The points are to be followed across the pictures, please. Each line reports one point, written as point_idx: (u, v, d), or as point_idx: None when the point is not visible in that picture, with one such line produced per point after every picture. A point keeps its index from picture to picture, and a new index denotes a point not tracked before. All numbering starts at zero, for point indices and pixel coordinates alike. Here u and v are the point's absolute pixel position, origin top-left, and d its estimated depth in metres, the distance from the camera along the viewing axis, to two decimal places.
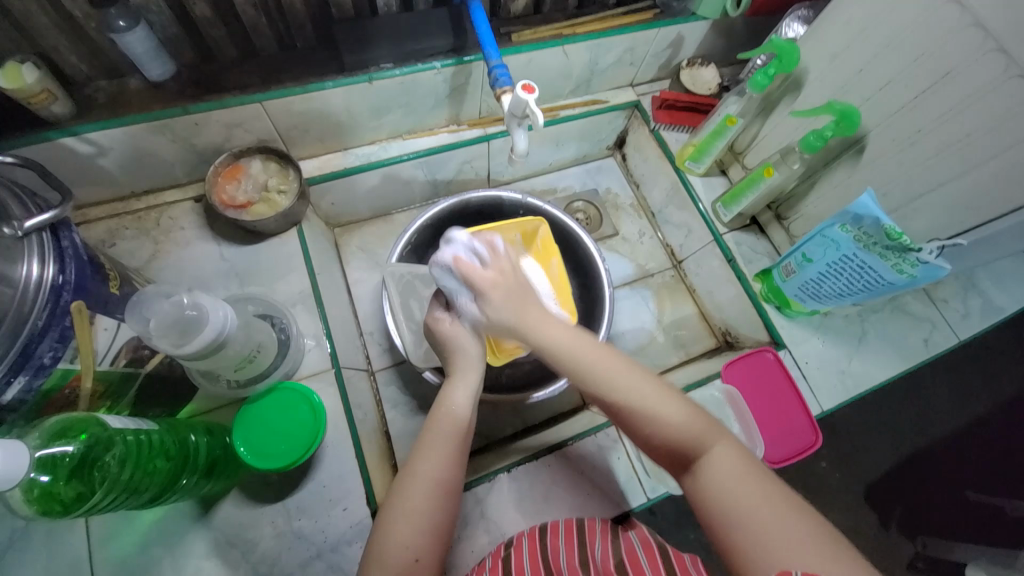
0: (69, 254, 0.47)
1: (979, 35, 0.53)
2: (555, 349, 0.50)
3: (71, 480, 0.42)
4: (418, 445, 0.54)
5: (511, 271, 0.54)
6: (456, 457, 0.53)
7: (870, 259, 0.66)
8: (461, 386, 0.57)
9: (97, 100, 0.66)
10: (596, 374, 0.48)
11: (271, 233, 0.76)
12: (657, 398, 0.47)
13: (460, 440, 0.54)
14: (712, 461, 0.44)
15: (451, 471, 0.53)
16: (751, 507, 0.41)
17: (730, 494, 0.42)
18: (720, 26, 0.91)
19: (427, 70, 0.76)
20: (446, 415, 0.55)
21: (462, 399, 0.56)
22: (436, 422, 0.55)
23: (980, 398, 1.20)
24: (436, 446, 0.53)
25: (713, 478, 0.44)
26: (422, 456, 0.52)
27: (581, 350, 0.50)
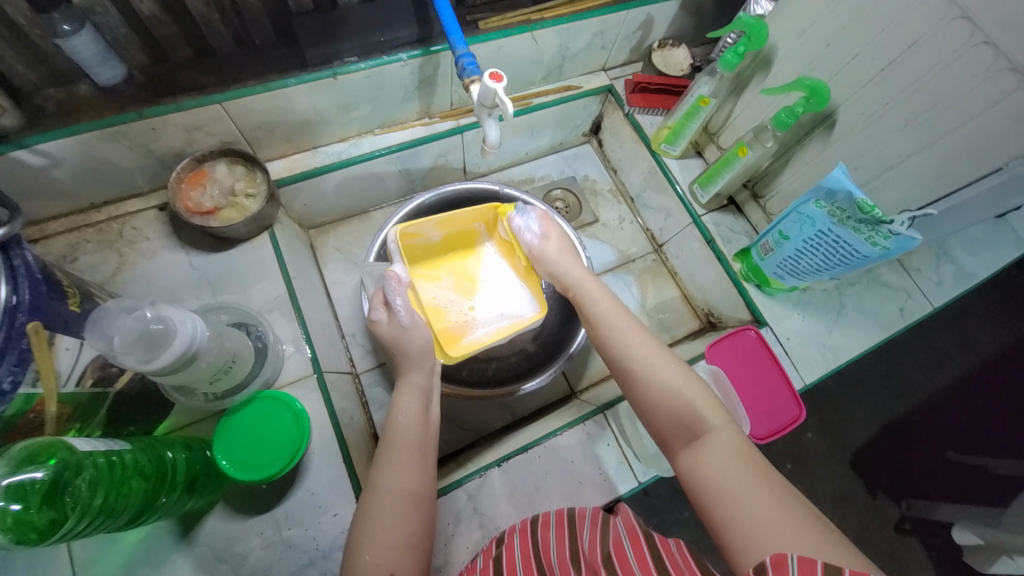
0: (22, 272, 0.44)
1: (942, 4, 0.53)
2: (601, 316, 0.64)
3: (44, 507, 0.40)
4: (380, 459, 0.55)
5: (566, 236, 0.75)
6: (417, 465, 0.55)
7: (845, 233, 0.66)
8: (409, 396, 0.61)
9: (45, 109, 0.63)
10: (630, 344, 0.59)
11: (242, 238, 0.74)
12: (678, 377, 0.55)
13: (417, 446, 0.57)
14: (714, 441, 0.49)
15: (416, 477, 0.54)
16: (740, 487, 0.45)
17: (724, 471, 0.46)
18: (688, 5, 0.90)
19: (393, 62, 0.74)
20: (399, 426, 0.58)
21: (411, 408, 0.60)
22: (392, 436, 0.57)
23: (956, 361, 1.24)
24: (397, 457, 0.55)
25: (711, 456, 0.48)
26: (384, 471, 0.53)
27: (623, 327, 0.61)
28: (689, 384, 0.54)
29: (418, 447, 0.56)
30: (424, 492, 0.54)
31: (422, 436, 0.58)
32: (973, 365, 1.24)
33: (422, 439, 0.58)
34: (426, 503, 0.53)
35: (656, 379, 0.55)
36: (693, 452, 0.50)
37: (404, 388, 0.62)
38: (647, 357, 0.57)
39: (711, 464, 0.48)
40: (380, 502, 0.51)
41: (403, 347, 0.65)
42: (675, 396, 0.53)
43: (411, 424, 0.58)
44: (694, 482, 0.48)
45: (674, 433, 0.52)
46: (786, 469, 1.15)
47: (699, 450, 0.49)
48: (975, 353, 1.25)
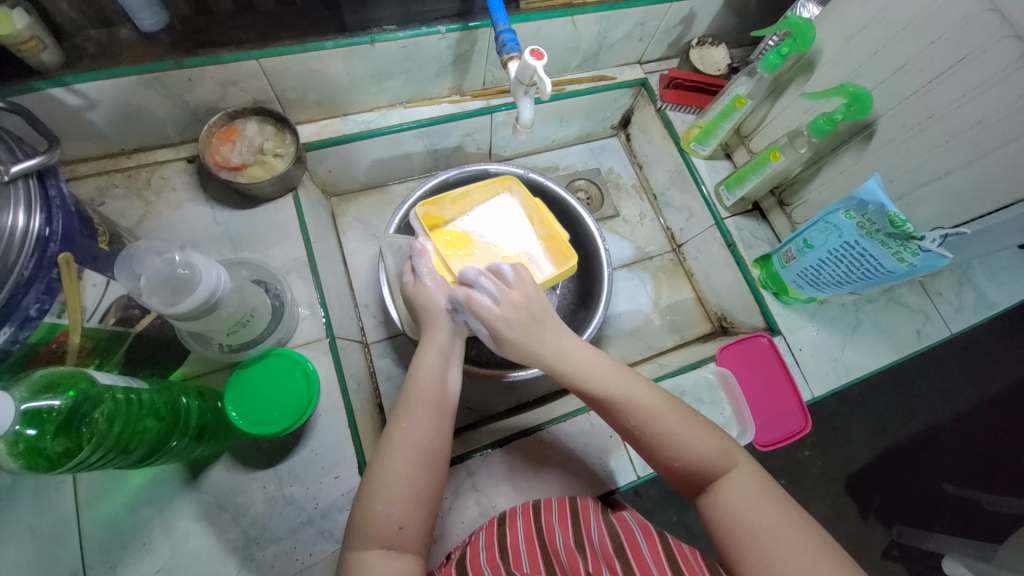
0: (56, 203, 0.45)
1: (997, 19, 0.52)
2: (591, 376, 0.55)
3: (59, 435, 0.41)
4: (398, 413, 0.55)
5: (522, 299, 0.59)
6: (434, 425, 0.54)
7: (871, 247, 0.66)
8: (432, 351, 0.60)
9: (86, 50, 0.63)
10: (633, 404, 0.53)
11: (266, 198, 0.75)
12: (689, 429, 0.52)
13: (436, 406, 0.56)
14: (730, 484, 0.50)
15: (431, 437, 0.54)
16: (760, 526, 0.47)
17: (744, 515, 0.48)
18: (733, 3, 0.89)
19: (431, 34, 0.74)
20: (420, 382, 0.57)
21: (433, 365, 0.58)
22: (413, 391, 0.56)
23: (965, 392, 1.23)
24: (414, 413, 0.54)
25: (731, 501, 0.49)
26: (400, 425, 0.54)
27: (619, 385, 0.54)
28: (699, 431, 0.52)
29: (437, 407, 0.56)
30: (434, 451, 0.53)
31: (441, 395, 0.57)
32: (982, 397, 1.23)
33: (440, 401, 0.56)
34: (437, 466, 0.53)
35: (668, 439, 0.51)
36: (711, 495, 0.50)
37: (427, 345, 0.60)
38: (656, 416, 0.52)
39: (730, 509, 0.49)
40: (392, 455, 0.51)
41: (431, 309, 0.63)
42: (689, 451, 0.51)
43: (432, 382, 0.57)
44: (716, 526, 0.49)
45: (690, 480, 0.52)
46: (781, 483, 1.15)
47: (718, 495, 0.50)
48: (985, 385, 1.23)
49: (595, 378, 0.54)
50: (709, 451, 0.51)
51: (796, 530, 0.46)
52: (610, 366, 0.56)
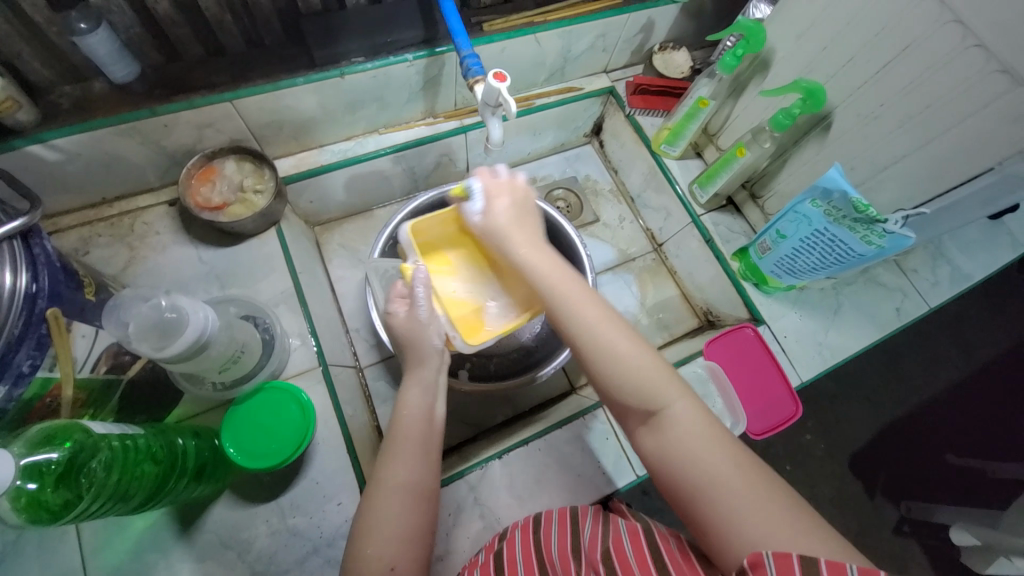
0: (42, 261, 0.46)
1: (934, 8, 0.55)
2: (547, 285, 0.57)
3: (58, 487, 0.42)
4: (387, 452, 0.56)
5: (518, 197, 0.64)
6: (422, 459, 0.56)
7: (840, 233, 0.68)
8: (416, 390, 0.61)
9: (61, 106, 0.65)
10: (579, 315, 0.54)
11: (250, 234, 0.76)
12: (632, 351, 0.51)
13: (424, 441, 0.57)
14: (673, 417, 0.48)
15: (419, 471, 0.55)
16: (703, 463, 0.46)
17: (689, 454, 0.46)
18: (690, 9, 0.92)
19: (399, 62, 0.76)
20: (406, 419, 0.59)
21: (419, 402, 0.60)
22: (398, 431, 0.58)
23: (953, 363, 1.25)
24: (400, 452, 0.55)
25: (672, 433, 0.48)
26: (388, 463, 0.55)
27: (571, 298, 0.55)
28: (645, 358, 0.51)
29: (425, 444, 0.57)
30: (426, 487, 0.55)
31: (427, 431, 0.59)
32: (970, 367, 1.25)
33: (427, 435, 0.58)
34: (427, 502, 0.54)
35: (610, 357, 0.51)
36: (656, 430, 0.49)
37: (412, 382, 0.62)
38: (600, 332, 0.53)
39: (673, 442, 0.48)
40: (381, 495, 0.53)
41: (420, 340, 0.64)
42: (632, 373, 0.50)
43: (417, 420, 0.59)
44: (660, 463, 0.48)
45: (633, 410, 0.51)
46: (785, 470, 1.16)
47: (661, 428, 0.49)
48: (973, 354, 1.26)
49: (552, 290, 0.56)
50: (653, 378, 0.50)
51: (747, 482, 0.44)
52: (564, 279, 0.57)
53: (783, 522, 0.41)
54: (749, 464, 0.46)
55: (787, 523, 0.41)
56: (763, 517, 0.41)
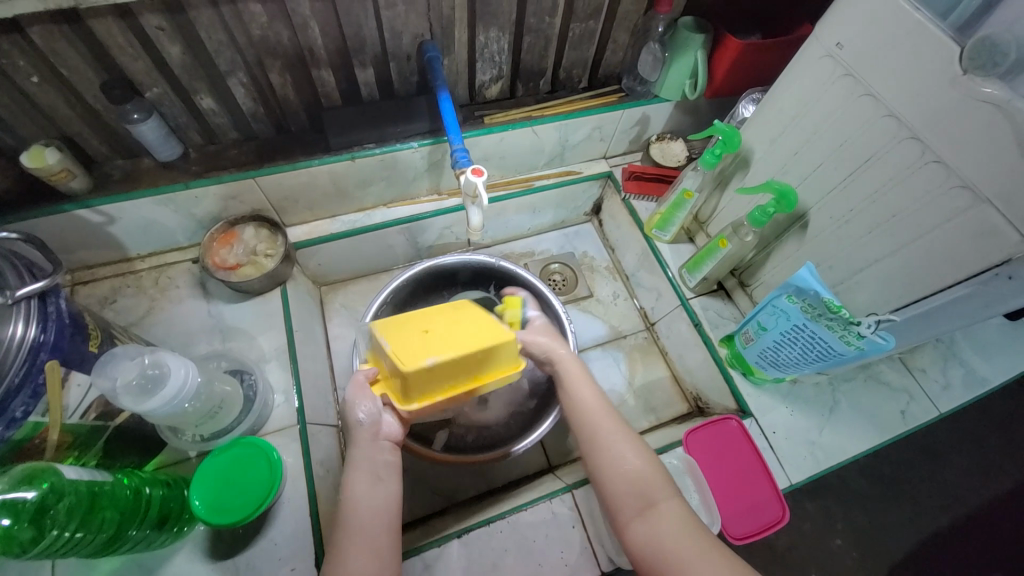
0: (53, 316, 0.53)
1: (893, 124, 0.57)
2: (576, 382, 0.65)
3: (29, 524, 0.46)
4: (339, 550, 0.53)
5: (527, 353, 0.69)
6: (379, 554, 0.54)
7: (820, 329, 0.66)
8: (365, 476, 0.58)
9: (113, 176, 0.76)
10: (600, 413, 0.62)
11: (256, 292, 0.83)
12: (638, 449, 0.59)
13: (376, 535, 0.55)
14: (665, 512, 0.54)
15: (375, 567, 0.53)
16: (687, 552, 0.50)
17: (677, 540, 0.51)
18: (683, 106, 0.98)
19: (405, 149, 0.85)
20: (357, 508, 0.56)
21: (368, 491, 0.57)
22: (350, 525, 0.55)
23: (997, 473, 1.13)
24: (360, 546, 0.53)
25: (663, 523, 0.53)
26: (339, 563, 0.52)
27: (596, 401, 0.63)
28: (649, 459, 0.58)
29: (377, 535, 0.55)
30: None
31: (381, 523, 0.56)
32: (1022, 480, 1.12)
33: (380, 522, 0.56)
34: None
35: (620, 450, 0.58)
36: (646, 518, 0.54)
37: (354, 467, 0.58)
38: (616, 431, 0.60)
39: (662, 531, 0.52)
40: None
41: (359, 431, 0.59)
42: (636, 467, 0.57)
43: (371, 509, 0.56)
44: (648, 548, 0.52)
45: (627, 500, 0.55)
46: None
47: (652, 518, 0.53)
48: (1019, 465, 1.13)
49: (584, 392, 0.64)
50: (654, 475, 0.57)
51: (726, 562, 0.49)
52: (591, 385, 0.65)
53: None
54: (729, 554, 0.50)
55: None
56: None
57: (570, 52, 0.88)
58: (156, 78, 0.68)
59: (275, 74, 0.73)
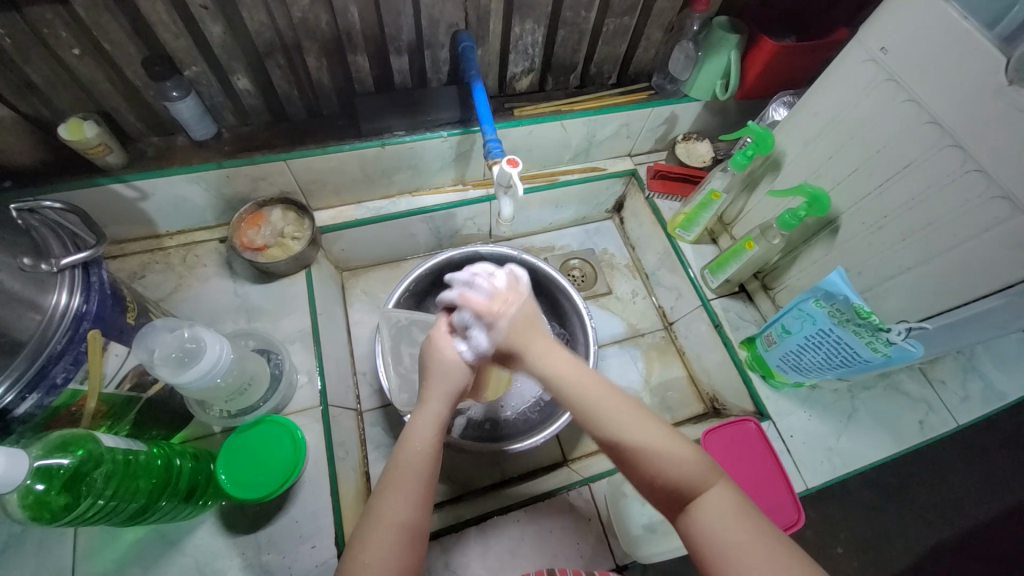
0: (95, 287, 0.54)
1: (934, 131, 0.57)
2: (574, 378, 0.51)
3: (62, 491, 0.47)
4: (383, 485, 0.51)
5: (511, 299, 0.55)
6: (423, 496, 0.51)
7: (846, 335, 0.66)
8: (426, 421, 0.55)
9: (146, 153, 0.77)
10: (612, 413, 0.49)
11: (282, 274, 0.84)
12: (665, 443, 0.48)
13: (426, 477, 0.52)
14: (705, 502, 0.47)
15: (414, 506, 0.50)
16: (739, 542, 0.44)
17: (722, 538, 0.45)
18: (712, 106, 0.98)
19: (434, 137, 0.85)
20: (413, 447, 0.53)
21: (427, 435, 0.54)
22: (400, 463, 0.52)
23: (1010, 488, 1.11)
24: (399, 488, 0.50)
25: (707, 518, 0.46)
26: (385, 495, 0.50)
27: (607, 396, 0.50)
28: (681, 451, 0.48)
29: (424, 475, 0.51)
30: (420, 528, 0.50)
31: (433, 466, 0.53)
32: None
33: (431, 467, 0.53)
34: (420, 544, 0.50)
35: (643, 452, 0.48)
36: (687, 512, 0.47)
37: (424, 407, 0.56)
38: (633, 429, 0.49)
39: (710, 524, 0.46)
40: (377, 529, 0.48)
41: (455, 371, 0.57)
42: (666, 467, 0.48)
43: (422, 451, 0.53)
44: (693, 542, 0.46)
45: (665, 497, 0.48)
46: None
47: (693, 514, 0.47)
48: None
49: (587, 384, 0.51)
50: (687, 469, 0.48)
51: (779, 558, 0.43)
52: (594, 376, 0.52)
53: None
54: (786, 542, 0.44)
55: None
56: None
57: (602, 48, 0.87)
58: (195, 57, 0.69)
59: (311, 57, 0.73)
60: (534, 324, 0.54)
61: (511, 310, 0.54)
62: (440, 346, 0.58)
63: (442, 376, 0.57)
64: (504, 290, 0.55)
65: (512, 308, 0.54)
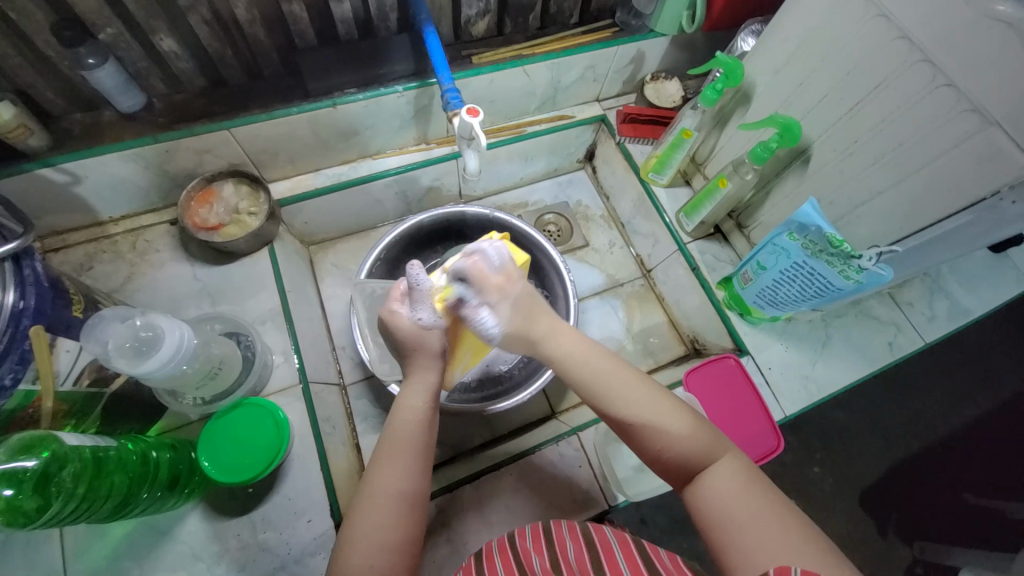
0: (30, 280, 0.51)
1: (905, 47, 0.55)
2: (587, 370, 0.53)
3: (33, 493, 0.45)
4: (378, 454, 0.51)
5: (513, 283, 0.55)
6: (421, 466, 0.51)
7: (820, 266, 0.67)
8: (416, 390, 0.54)
9: (72, 132, 0.70)
10: (623, 401, 0.51)
11: (243, 253, 0.79)
12: (668, 414, 0.50)
13: (417, 441, 0.52)
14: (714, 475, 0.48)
15: (415, 476, 0.51)
16: (738, 505, 0.45)
17: (724, 504, 0.46)
18: (679, 42, 0.93)
19: (390, 93, 0.79)
20: (404, 420, 0.52)
21: (416, 403, 0.53)
22: (391, 435, 0.52)
23: (967, 400, 1.19)
24: (392, 458, 0.50)
25: (712, 487, 0.47)
26: (383, 466, 0.50)
27: (619, 386, 0.52)
28: (691, 429, 0.50)
29: (422, 442, 0.52)
30: (420, 491, 0.51)
31: (425, 434, 0.53)
32: (991, 407, 1.19)
33: (424, 434, 0.53)
34: (421, 509, 0.51)
35: (653, 435, 0.50)
36: (695, 484, 0.49)
37: (414, 374, 0.55)
38: (643, 413, 0.51)
39: (712, 497, 0.47)
40: (375, 501, 0.49)
41: (424, 341, 0.54)
42: (675, 446, 0.49)
43: (417, 420, 0.53)
44: (698, 514, 0.47)
45: (674, 471, 0.50)
46: (791, 503, 1.12)
47: (703, 483, 0.48)
48: (990, 392, 1.20)
49: (594, 377, 0.53)
50: (691, 444, 0.49)
51: (776, 527, 0.43)
52: (602, 359, 0.54)
53: (805, 544, 0.41)
54: (799, 523, 0.44)
55: (809, 556, 0.40)
56: (774, 539, 0.42)
57: None
58: (108, 17, 0.61)
59: (241, 9, 0.66)
60: (534, 308, 0.55)
61: (510, 299, 0.54)
62: (391, 321, 0.55)
63: (415, 349, 0.54)
64: (497, 272, 0.55)
65: (507, 300, 0.54)
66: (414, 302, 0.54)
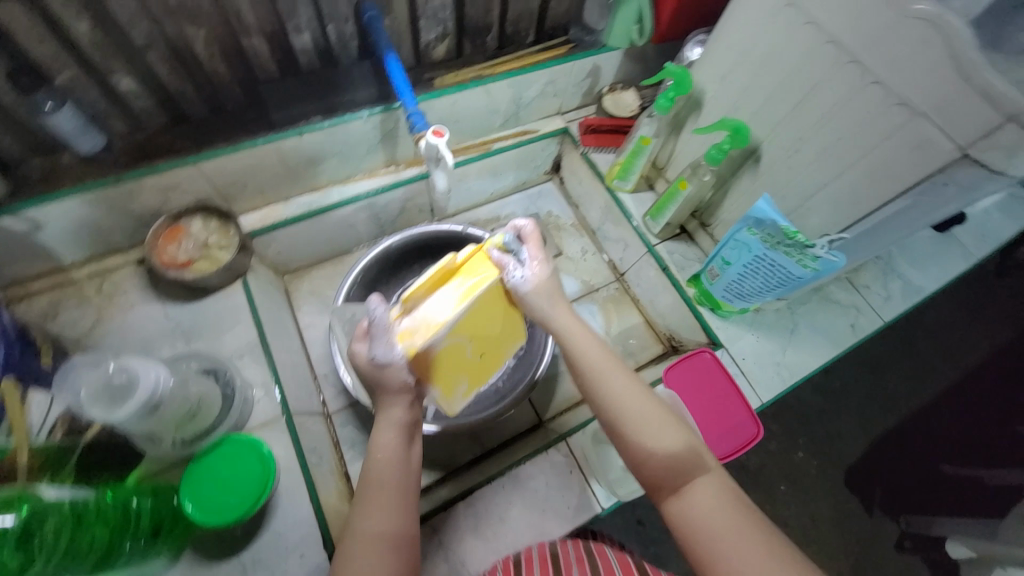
0: None
1: (834, 50, 0.60)
2: (590, 370, 0.53)
3: (14, 550, 0.43)
4: (361, 499, 0.52)
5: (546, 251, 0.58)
6: (402, 505, 0.52)
7: (778, 257, 0.70)
8: (386, 427, 0.55)
9: (30, 178, 0.69)
10: (623, 408, 0.52)
11: (216, 288, 0.78)
12: (661, 428, 0.51)
13: (391, 481, 0.52)
14: (698, 490, 0.50)
15: (399, 516, 0.51)
16: (719, 520, 0.47)
17: (708, 520, 0.48)
18: (632, 55, 0.98)
19: (355, 119, 0.80)
20: (380, 462, 0.53)
21: (387, 441, 0.54)
22: (369, 477, 0.53)
23: (929, 373, 1.25)
24: (375, 499, 0.51)
25: (698, 502, 0.49)
26: (365, 511, 0.51)
27: (619, 388, 0.53)
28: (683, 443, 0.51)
29: (399, 484, 0.53)
30: (403, 530, 0.51)
31: (403, 472, 0.54)
32: (953, 379, 1.25)
33: (403, 477, 0.53)
34: (407, 547, 0.50)
35: (646, 437, 0.51)
36: (679, 497, 0.50)
37: (382, 421, 0.56)
38: (644, 423, 0.51)
39: (696, 514, 0.48)
40: (358, 545, 0.48)
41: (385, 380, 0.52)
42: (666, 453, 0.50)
43: (393, 463, 0.54)
44: (683, 526, 0.49)
45: (660, 482, 0.51)
46: (779, 489, 1.15)
47: (687, 499, 0.49)
48: (951, 364, 1.27)
49: (594, 374, 0.53)
50: (681, 458, 0.50)
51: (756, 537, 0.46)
52: (609, 364, 0.54)
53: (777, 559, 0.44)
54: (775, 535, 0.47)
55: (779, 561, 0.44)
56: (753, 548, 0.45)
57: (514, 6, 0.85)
58: (65, 61, 0.61)
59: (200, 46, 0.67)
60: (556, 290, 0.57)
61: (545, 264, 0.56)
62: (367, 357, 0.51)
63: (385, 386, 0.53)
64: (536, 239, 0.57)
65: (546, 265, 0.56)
66: (371, 339, 0.50)
